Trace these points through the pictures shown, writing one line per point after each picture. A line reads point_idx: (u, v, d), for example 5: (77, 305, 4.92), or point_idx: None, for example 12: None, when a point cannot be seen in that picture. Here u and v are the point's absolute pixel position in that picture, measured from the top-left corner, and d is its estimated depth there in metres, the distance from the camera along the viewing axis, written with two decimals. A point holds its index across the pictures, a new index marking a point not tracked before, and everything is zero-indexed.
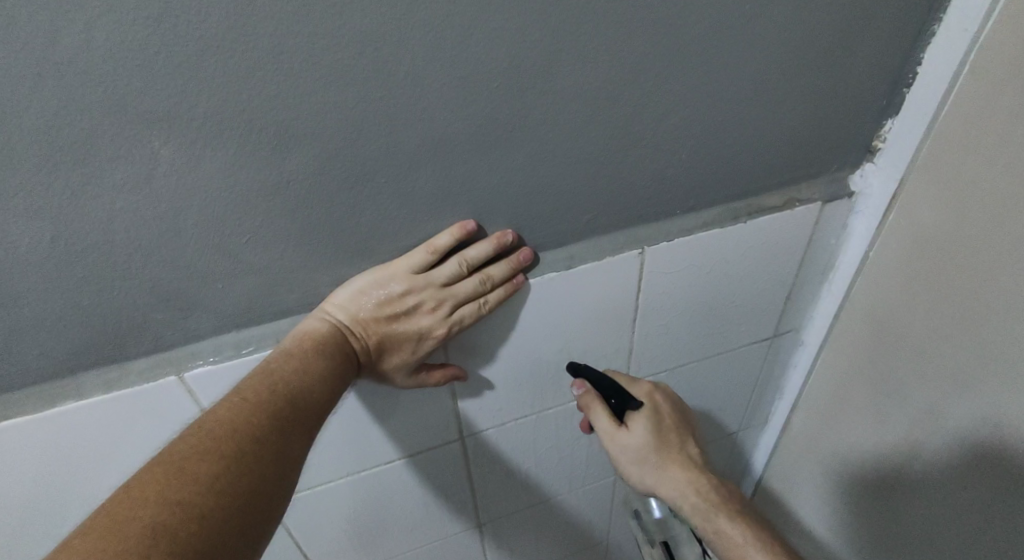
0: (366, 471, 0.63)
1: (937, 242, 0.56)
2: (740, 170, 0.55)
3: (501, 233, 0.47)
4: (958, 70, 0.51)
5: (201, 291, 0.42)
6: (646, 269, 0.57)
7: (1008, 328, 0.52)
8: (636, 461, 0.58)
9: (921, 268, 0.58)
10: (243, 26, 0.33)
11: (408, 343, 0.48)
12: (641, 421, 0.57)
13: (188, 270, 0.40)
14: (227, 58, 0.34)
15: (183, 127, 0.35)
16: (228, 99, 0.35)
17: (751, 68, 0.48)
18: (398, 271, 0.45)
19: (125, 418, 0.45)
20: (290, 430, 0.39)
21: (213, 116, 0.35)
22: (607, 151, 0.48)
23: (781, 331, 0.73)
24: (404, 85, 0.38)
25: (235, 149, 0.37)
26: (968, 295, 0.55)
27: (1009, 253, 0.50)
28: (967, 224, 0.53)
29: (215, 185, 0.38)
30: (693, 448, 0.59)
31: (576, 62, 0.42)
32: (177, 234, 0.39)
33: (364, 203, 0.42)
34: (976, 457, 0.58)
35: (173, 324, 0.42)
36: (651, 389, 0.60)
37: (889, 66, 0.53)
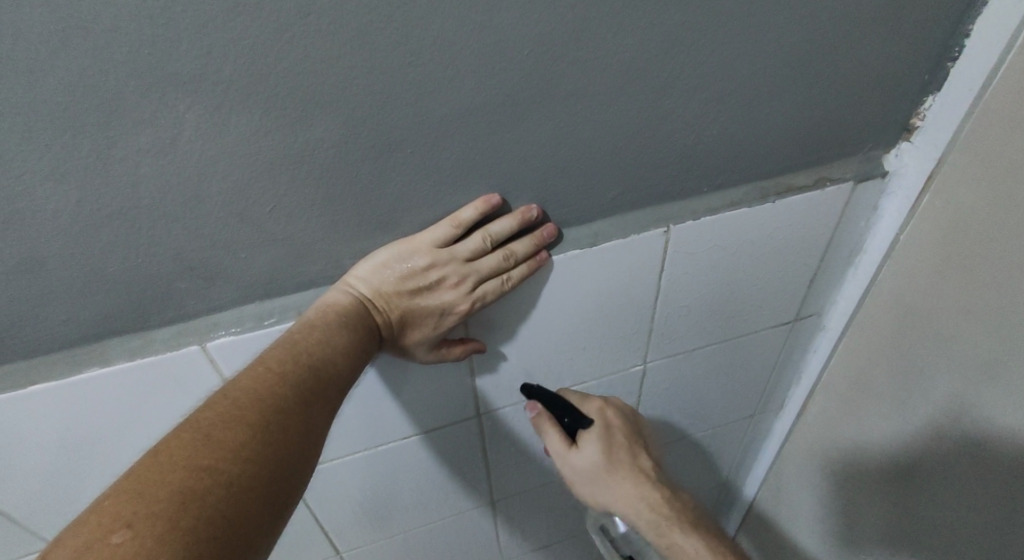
0: (382, 444, 0.63)
1: (975, 224, 0.54)
2: (771, 148, 0.53)
3: (525, 208, 0.47)
4: (1009, 43, 0.49)
5: (225, 259, 0.41)
6: (670, 248, 0.56)
7: None
8: (589, 480, 0.58)
9: (956, 251, 0.57)
10: None
11: (429, 318, 0.48)
12: (592, 440, 0.57)
13: (211, 238, 0.40)
14: (255, 19, 0.33)
15: (209, 91, 0.35)
16: (255, 62, 0.34)
17: (792, 40, 0.46)
18: (420, 245, 0.44)
19: (147, 386, 0.45)
20: (314, 401, 0.38)
21: (239, 80, 0.35)
22: (636, 125, 0.46)
23: (804, 314, 0.72)
24: (435, 51, 0.37)
25: (263, 114, 0.36)
26: (1005, 280, 0.53)
27: None
28: (1008, 205, 0.51)
29: (240, 152, 0.37)
30: (647, 461, 0.59)
31: (610, 30, 0.40)
32: (202, 203, 0.38)
33: (387, 174, 0.41)
34: (1004, 446, 0.57)
35: (196, 293, 0.42)
36: (602, 405, 0.59)
37: (934, 39, 0.51)
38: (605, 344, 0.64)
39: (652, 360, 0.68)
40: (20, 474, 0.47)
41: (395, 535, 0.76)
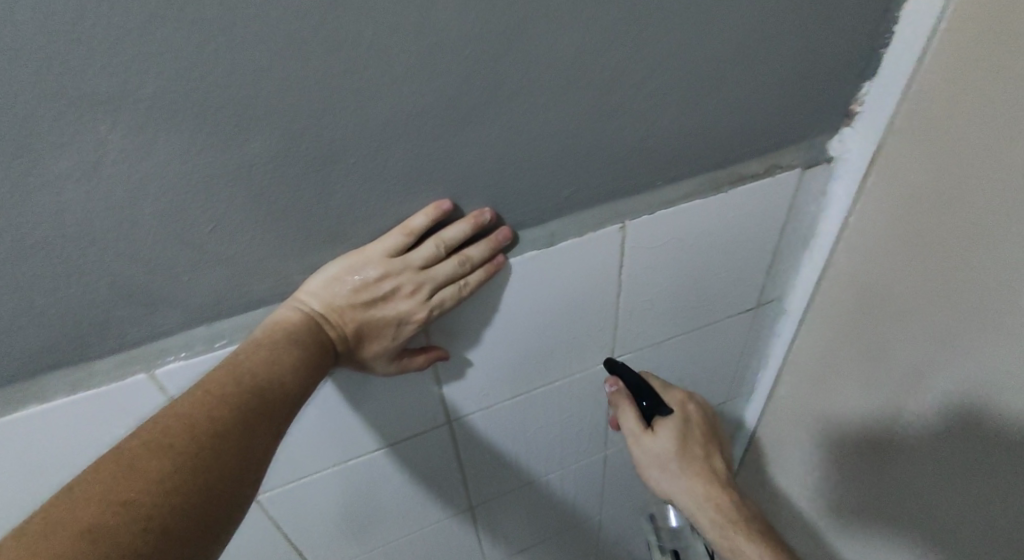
0: (351, 460, 0.62)
1: (919, 202, 0.56)
2: (718, 139, 0.54)
3: (478, 212, 0.46)
4: (933, 27, 0.50)
5: (166, 283, 0.40)
6: (628, 243, 0.56)
7: (999, 284, 0.51)
8: (656, 465, 0.61)
9: (904, 230, 0.58)
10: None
11: (386, 329, 0.47)
12: (668, 429, 0.60)
13: (148, 263, 0.39)
14: (174, 33, 0.32)
15: (132, 109, 0.33)
16: (179, 78, 0.33)
17: (729, 31, 0.47)
18: (372, 256, 0.44)
19: (95, 418, 0.44)
20: (256, 422, 0.37)
21: (164, 97, 0.33)
22: (584, 123, 0.46)
23: (764, 301, 0.73)
24: (367, 56, 0.36)
25: (190, 130, 0.35)
26: (952, 255, 0.54)
27: (993, 207, 0.50)
28: (948, 182, 0.53)
29: (171, 171, 0.36)
30: (719, 463, 0.62)
31: (548, 29, 0.40)
32: (135, 226, 0.37)
33: (333, 186, 0.41)
34: (960, 415, 0.58)
35: (138, 320, 0.41)
36: (684, 398, 0.63)
37: (866, 26, 0.52)
38: (571, 342, 0.64)
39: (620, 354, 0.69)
40: None
41: (373, 552, 0.74)
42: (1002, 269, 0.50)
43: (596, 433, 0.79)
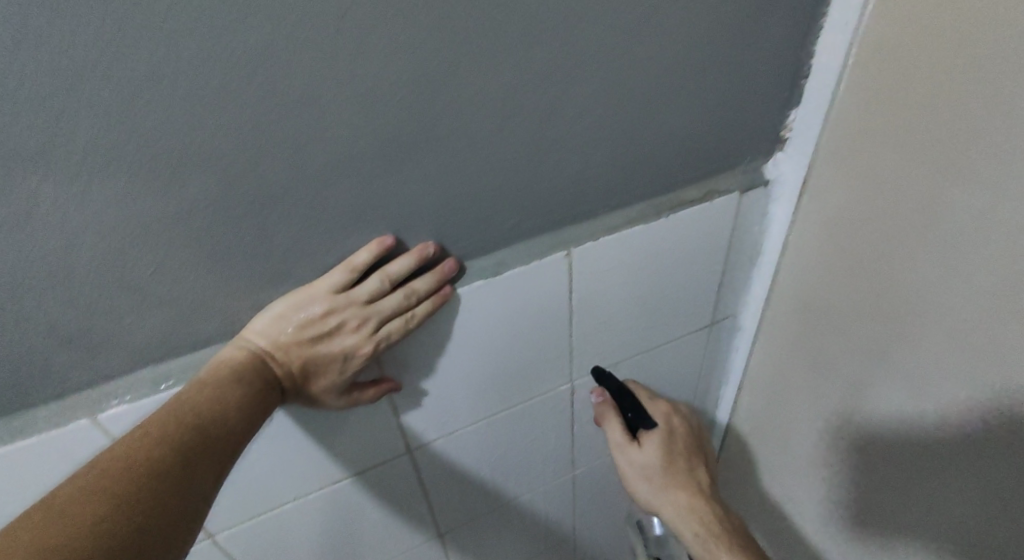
0: (312, 493, 0.62)
1: (848, 222, 0.59)
2: (656, 167, 0.56)
3: (422, 246, 0.48)
4: (845, 61, 0.53)
5: (108, 327, 0.41)
6: (576, 269, 0.58)
7: (924, 301, 0.54)
8: (642, 475, 0.68)
9: (836, 249, 0.61)
10: (114, 55, 0.32)
11: (334, 363, 0.47)
12: (652, 440, 0.68)
13: (88, 308, 0.39)
14: (102, 88, 0.33)
15: (63, 162, 0.34)
16: (111, 130, 0.34)
17: (656, 67, 0.49)
18: (317, 292, 0.45)
19: (41, 465, 0.44)
20: (196, 462, 0.37)
21: (97, 149, 0.34)
22: (523, 156, 0.48)
23: (719, 318, 0.75)
24: (297, 102, 0.38)
25: (124, 181, 0.36)
26: (881, 274, 0.57)
27: (915, 229, 0.52)
28: (872, 204, 0.56)
29: (108, 219, 0.37)
30: (701, 475, 0.68)
31: (478, 71, 0.42)
32: (73, 274, 0.37)
33: (277, 226, 0.42)
34: (899, 422, 0.61)
35: (82, 364, 0.41)
36: (668, 414, 0.70)
37: (787, 59, 0.55)
38: (527, 366, 0.65)
39: (577, 375, 0.70)
40: None
41: None
42: (925, 286, 0.53)
43: (563, 454, 0.80)
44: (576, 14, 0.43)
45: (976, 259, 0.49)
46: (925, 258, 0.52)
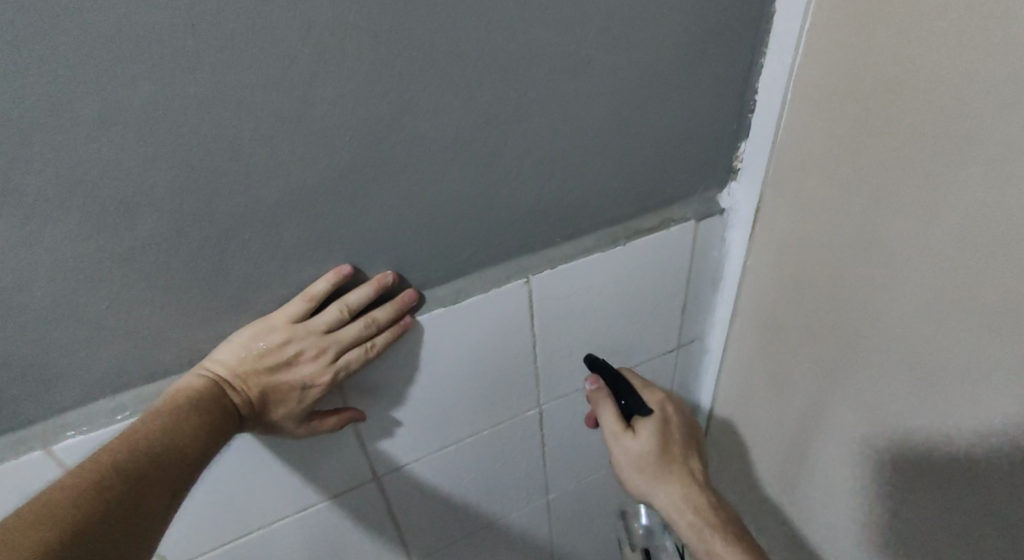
0: (276, 521, 0.62)
1: (797, 250, 0.60)
2: (610, 197, 0.58)
3: (381, 275, 0.49)
4: (784, 97, 0.56)
5: (63, 358, 0.41)
6: (535, 296, 0.59)
7: (868, 327, 0.55)
8: (636, 465, 0.62)
9: (789, 276, 0.62)
10: (67, 99, 0.34)
11: (292, 392, 0.48)
12: (648, 426, 0.62)
13: (43, 340, 0.40)
14: (55, 131, 0.34)
15: (16, 201, 0.35)
16: (64, 170, 0.35)
17: (604, 103, 0.51)
18: (276, 322, 0.46)
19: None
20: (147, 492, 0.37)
21: (50, 188, 0.35)
22: (477, 189, 0.50)
23: (685, 340, 0.77)
24: (249, 138, 0.39)
25: (82, 216, 0.37)
26: (827, 301, 0.58)
27: (857, 256, 0.53)
28: (816, 233, 0.57)
29: (62, 254, 0.38)
30: (696, 463, 0.63)
31: (428, 108, 0.44)
32: (26, 308, 0.38)
33: (232, 258, 0.43)
34: (851, 449, 0.62)
35: (37, 395, 0.42)
36: (663, 399, 0.64)
37: (732, 95, 0.57)
38: (491, 392, 0.65)
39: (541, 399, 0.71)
40: None
41: None
42: (868, 313, 0.54)
43: (531, 480, 0.80)
44: (521, 52, 0.44)
45: (894, 286, 0.51)
46: (864, 285, 0.54)
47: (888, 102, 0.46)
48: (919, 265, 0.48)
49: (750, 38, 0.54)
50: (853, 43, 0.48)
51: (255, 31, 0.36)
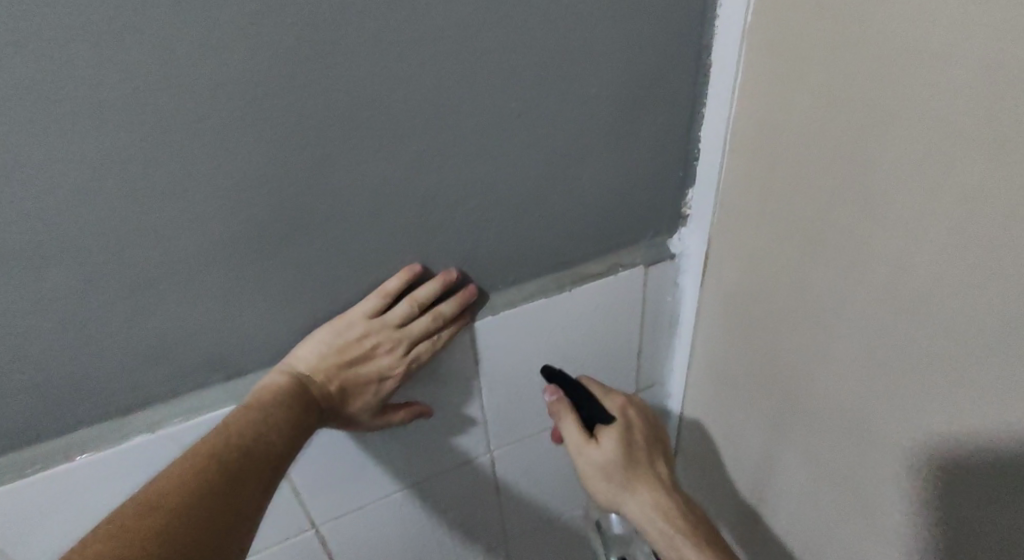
0: (338, 493, 0.76)
1: (740, 289, 0.69)
2: (569, 238, 0.68)
3: (445, 272, 0.62)
4: (724, 151, 0.65)
5: (131, 362, 0.56)
6: (482, 340, 0.70)
7: (793, 354, 0.64)
8: (603, 472, 0.72)
9: (733, 308, 0.71)
10: (138, 175, 0.47)
11: (370, 382, 0.63)
12: (611, 437, 0.72)
13: (117, 347, 0.54)
14: (130, 197, 0.48)
15: (102, 248, 0.49)
16: (135, 225, 0.49)
17: (556, 161, 0.61)
18: (354, 317, 0.60)
19: (99, 473, 0.60)
20: (247, 474, 0.51)
21: (125, 238, 0.50)
22: (449, 231, 0.61)
23: (642, 386, 0.89)
24: (263, 191, 0.52)
25: (152, 262, 0.51)
26: (763, 331, 0.68)
27: (783, 296, 0.63)
28: (753, 275, 0.66)
29: (134, 286, 0.52)
30: (660, 468, 0.75)
31: (404, 168, 0.55)
32: (106, 325, 0.53)
33: (251, 285, 0.56)
34: (789, 461, 0.70)
35: (116, 390, 0.57)
36: (623, 407, 0.75)
37: (676, 151, 0.67)
38: (472, 407, 0.77)
39: (520, 417, 0.82)
40: (14, 543, 0.61)
41: None
42: (794, 344, 0.63)
43: (513, 486, 0.91)
44: (484, 138, 0.56)
45: (803, 330, 0.61)
46: (789, 319, 0.63)
47: (790, 180, 0.57)
48: (819, 315, 0.58)
49: (686, 119, 0.65)
50: (765, 132, 0.58)
51: (273, 131, 0.49)
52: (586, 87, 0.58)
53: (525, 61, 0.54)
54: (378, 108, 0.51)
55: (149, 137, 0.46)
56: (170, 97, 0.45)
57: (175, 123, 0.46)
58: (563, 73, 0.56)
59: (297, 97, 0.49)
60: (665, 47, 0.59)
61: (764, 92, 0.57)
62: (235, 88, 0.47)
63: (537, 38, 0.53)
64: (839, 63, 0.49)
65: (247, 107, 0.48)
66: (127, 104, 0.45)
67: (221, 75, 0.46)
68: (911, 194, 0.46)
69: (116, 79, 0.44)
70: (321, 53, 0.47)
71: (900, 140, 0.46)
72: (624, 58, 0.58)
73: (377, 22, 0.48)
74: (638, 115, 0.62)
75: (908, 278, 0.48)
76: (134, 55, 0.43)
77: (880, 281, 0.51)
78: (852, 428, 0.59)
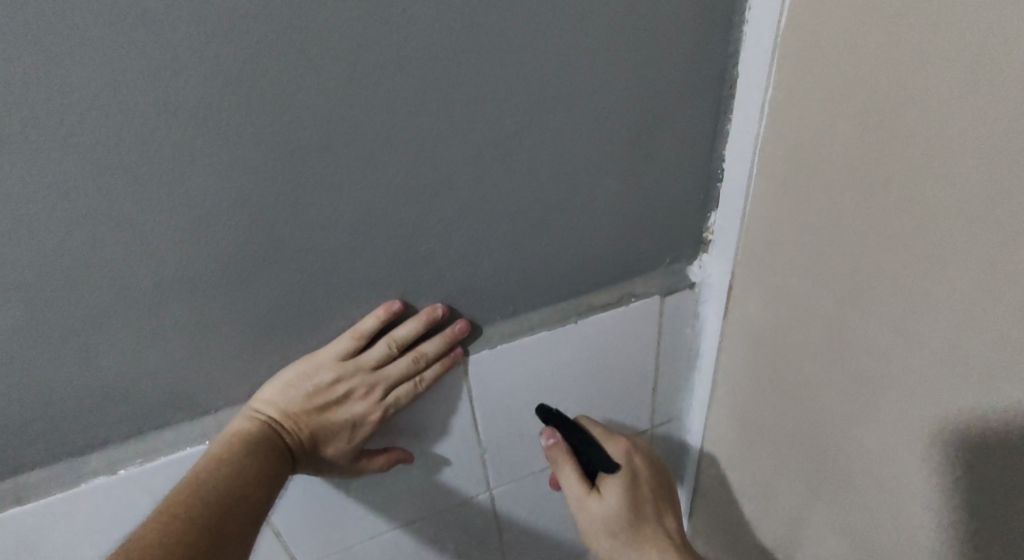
0: (322, 535, 0.70)
1: (767, 325, 0.62)
2: (575, 266, 0.61)
3: (431, 308, 0.56)
4: (750, 172, 0.57)
5: (87, 399, 0.51)
6: (480, 375, 0.64)
7: (829, 402, 0.56)
8: (605, 527, 0.66)
9: (760, 345, 0.64)
10: (82, 198, 0.42)
11: (344, 428, 0.58)
12: (614, 488, 0.66)
13: (69, 385, 0.49)
14: (75, 223, 0.43)
15: (47, 279, 0.44)
16: (83, 253, 0.44)
17: (559, 181, 0.55)
18: (325, 360, 0.55)
19: (58, 517, 0.55)
20: (223, 534, 0.47)
21: (73, 268, 0.45)
22: (439, 259, 0.55)
23: (658, 423, 0.81)
24: (226, 214, 0.46)
25: (105, 292, 0.46)
26: (793, 373, 0.60)
27: (818, 337, 0.55)
28: (782, 311, 0.59)
29: (85, 319, 0.47)
30: (669, 521, 0.68)
31: (386, 190, 0.49)
32: (57, 360, 0.48)
33: (218, 317, 0.51)
34: (823, 520, 0.62)
35: (72, 429, 0.52)
36: (628, 451, 0.68)
37: (697, 172, 0.60)
38: (469, 447, 0.70)
39: (522, 456, 0.75)
40: None
41: None
42: (831, 391, 0.56)
43: (516, 527, 0.84)
44: (478, 157, 0.51)
45: (841, 379, 0.54)
46: (825, 363, 0.55)
47: (828, 212, 0.50)
48: (860, 364, 0.51)
49: (707, 137, 0.58)
50: (799, 156, 0.51)
51: (235, 149, 0.44)
52: (592, 100, 0.52)
53: (522, 73, 0.48)
54: (354, 125, 0.46)
55: (93, 158, 0.41)
56: (113, 114, 0.40)
57: (124, 140, 0.41)
58: (566, 86, 0.50)
59: (262, 114, 0.43)
60: (684, 57, 0.53)
61: (798, 110, 0.50)
62: (188, 105, 0.41)
63: (536, 47, 0.47)
64: (889, 77, 0.42)
65: (204, 125, 0.42)
66: (63, 122, 0.40)
67: (172, 88, 0.41)
68: (979, 238, 0.39)
69: (49, 95, 0.39)
70: (287, 62, 0.42)
71: (968, 175, 0.39)
72: (636, 70, 0.51)
73: (350, 26, 0.42)
74: (653, 133, 0.55)
75: (973, 336, 0.41)
76: (70, 67, 0.38)
77: (937, 335, 0.44)
78: (898, 494, 0.52)
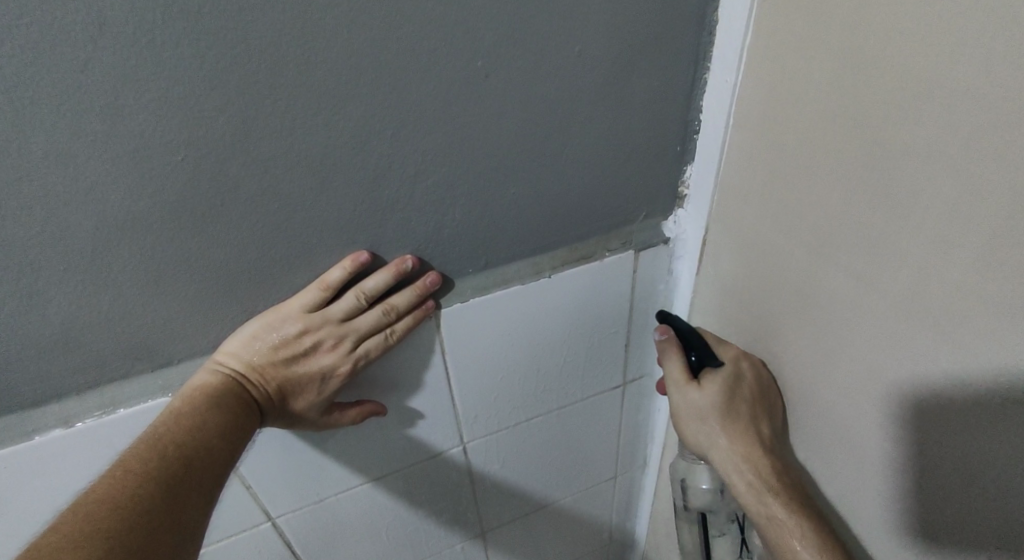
0: (292, 488, 0.70)
1: (739, 279, 0.62)
2: (549, 219, 0.60)
3: (400, 260, 0.55)
4: (727, 123, 0.56)
5: (35, 348, 0.49)
6: (451, 329, 0.63)
7: (798, 352, 0.57)
8: (698, 417, 0.63)
9: (731, 301, 0.64)
10: (17, 130, 0.40)
11: (312, 380, 0.57)
12: (714, 381, 0.61)
13: (16, 331, 0.47)
14: (11, 157, 0.40)
15: None
16: (22, 191, 0.42)
17: (532, 128, 0.53)
18: (290, 312, 0.53)
19: (11, 470, 0.53)
20: (187, 490, 0.46)
21: (12, 207, 0.42)
22: (408, 207, 0.53)
23: (631, 378, 0.82)
24: (180, 152, 0.44)
25: (49, 234, 0.44)
26: (763, 325, 0.60)
27: (789, 288, 0.55)
28: (755, 264, 0.59)
29: (29, 261, 0.44)
30: (767, 428, 0.60)
31: (352, 131, 0.47)
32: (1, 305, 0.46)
33: (176, 264, 0.49)
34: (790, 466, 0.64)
35: (21, 379, 0.50)
36: (738, 355, 0.62)
37: (675, 122, 0.59)
38: (440, 401, 0.70)
39: (494, 411, 0.75)
40: None
41: None
42: (800, 341, 0.56)
43: (489, 481, 0.85)
44: (446, 101, 0.49)
45: (809, 332, 0.54)
46: (795, 314, 0.55)
47: (801, 163, 0.49)
48: (827, 319, 0.52)
49: (684, 85, 0.57)
50: (774, 106, 0.50)
51: (187, 83, 0.41)
52: (568, 43, 0.50)
53: (493, 10, 0.46)
54: (314, 62, 0.43)
55: (21, 86, 0.38)
56: (45, 40, 0.38)
57: (62, 66, 0.39)
58: (540, 28, 0.48)
59: (217, 45, 0.41)
60: None
61: (775, 56, 0.49)
62: (123, 30, 0.39)
63: None
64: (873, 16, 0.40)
65: (145, 54, 0.40)
66: None
67: (115, 13, 0.38)
68: (947, 188, 0.39)
69: None
70: None
71: (940, 122, 0.38)
72: (611, 11, 0.50)
73: None
74: (628, 79, 0.54)
75: (935, 285, 0.42)
76: None
77: (898, 287, 0.44)
78: (861, 443, 0.53)
